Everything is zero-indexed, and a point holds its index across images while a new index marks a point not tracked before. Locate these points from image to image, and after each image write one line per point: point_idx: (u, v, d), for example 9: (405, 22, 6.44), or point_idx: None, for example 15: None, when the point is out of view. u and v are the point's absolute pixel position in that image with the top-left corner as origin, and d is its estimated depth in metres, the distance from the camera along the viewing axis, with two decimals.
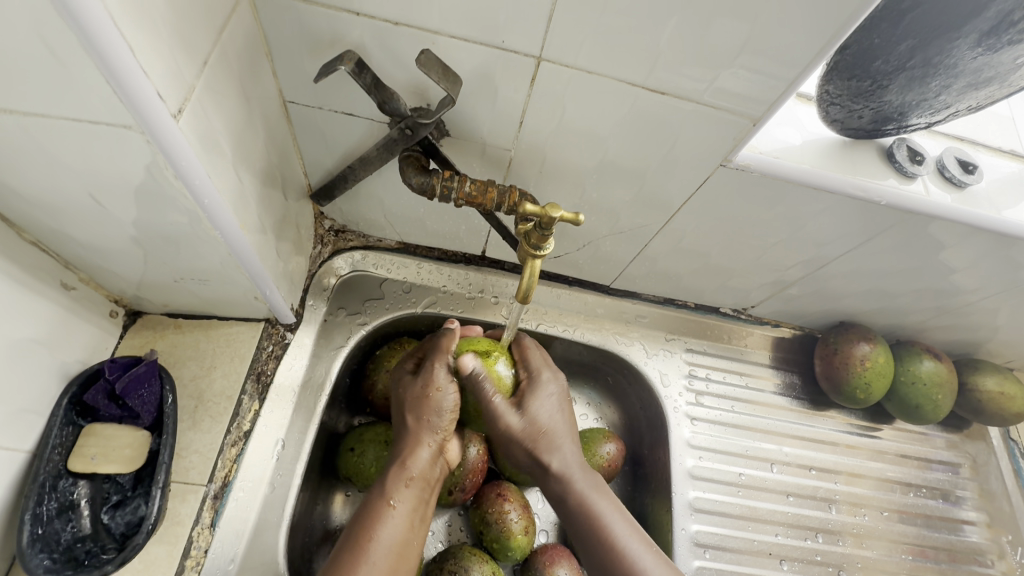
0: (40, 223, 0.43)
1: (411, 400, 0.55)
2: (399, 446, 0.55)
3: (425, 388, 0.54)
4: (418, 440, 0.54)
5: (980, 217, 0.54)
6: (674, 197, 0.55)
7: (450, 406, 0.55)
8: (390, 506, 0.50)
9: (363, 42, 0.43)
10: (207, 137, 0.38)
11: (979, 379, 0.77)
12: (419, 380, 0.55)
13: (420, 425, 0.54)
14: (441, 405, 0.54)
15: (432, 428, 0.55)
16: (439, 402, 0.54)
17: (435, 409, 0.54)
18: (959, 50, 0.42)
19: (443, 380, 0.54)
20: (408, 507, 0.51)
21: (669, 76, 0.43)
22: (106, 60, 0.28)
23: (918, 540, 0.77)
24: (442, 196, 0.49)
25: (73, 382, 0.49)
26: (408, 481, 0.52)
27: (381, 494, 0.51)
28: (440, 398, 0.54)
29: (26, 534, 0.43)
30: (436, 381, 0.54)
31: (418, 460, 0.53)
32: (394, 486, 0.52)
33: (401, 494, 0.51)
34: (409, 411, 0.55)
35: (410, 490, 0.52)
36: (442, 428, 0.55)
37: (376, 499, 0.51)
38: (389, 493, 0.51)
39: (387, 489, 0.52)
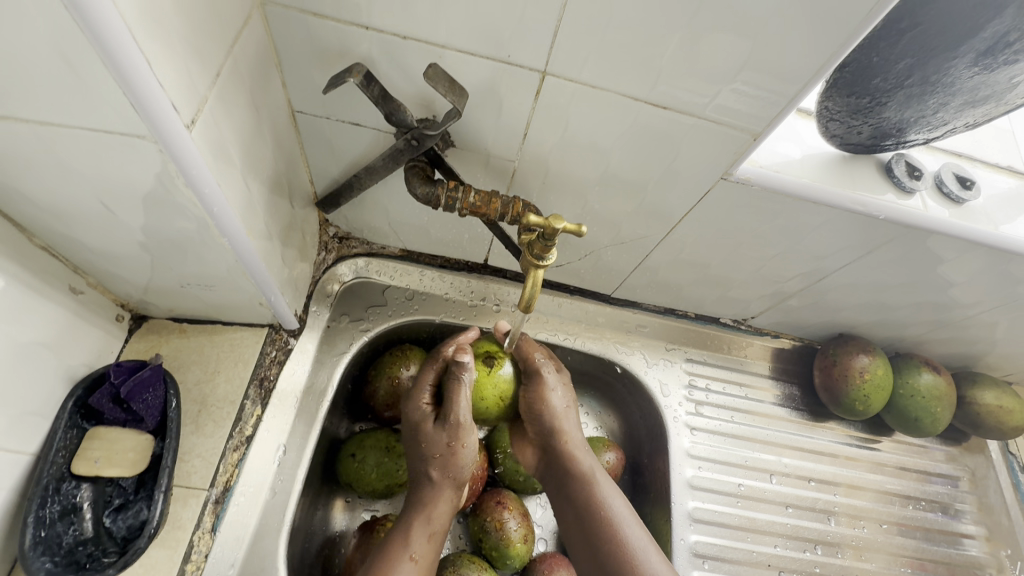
0: (50, 228, 0.43)
1: (433, 453, 0.56)
2: (416, 491, 0.58)
3: (448, 445, 0.56)
4: (438, 495, 0.57)
5: (978, 232, 0.54)
6: (675, 209, 0.56)
7: (471, 461, 0.58)
8: (411, 559, 0.53)
9: (371, 55, 0.44)
10: (217, 147, 0.38)
11: (978, 392, 0.77)
12: (443, 435, 0.56)
13: (442, 481, 0.57)
14: (463, 459, 0.57)
15: (452, 481, 0.58)
16: (461, 458, 0.57)
17: (456, 467, 0.57)
18: (957, 69, 0.43)
19: (468, 436, 0.57)
20: (426, 559, 0.55)
21: (671, 91, 0.44)
22: (123, 73, 0.29)
23: (917, 553, 0.77)
24: (446, 206, 0.50)
25: (78, 386, 0.50)
26: (429, 534, 0.56)
27: (402, 546, 0.54)
28: (461, 453, 0.57)
29: (28, 537, 0.44)
30: (460, 439, 0.57)
31: (437, 513, 0.57)
32: (414, 537, 0.55)
33: (420, 546, 0.55)
34: (430, 466, 0.57)
35: (429, 544, 0.55)
36: (460, 481, 0.58)
37: (396, 549, 0.54)
38: (410, 546, 0.54)
39: (407, 538, 0.55)
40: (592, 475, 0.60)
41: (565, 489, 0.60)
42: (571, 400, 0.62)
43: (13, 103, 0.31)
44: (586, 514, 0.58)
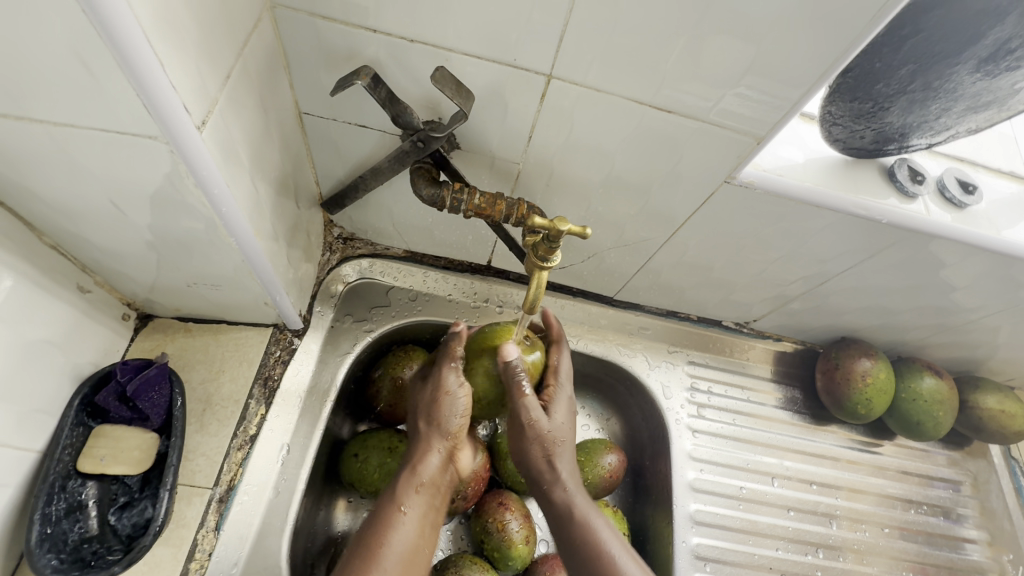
0: (59, 227, 0.44)
1: (421, 403, 0.56)
2: (411, 451, 0.57)
3: (436, 394, 0.55)
4: (428, 446, 0.55)
5: (979, 237, 0.55)
6: (678, 212, 0.56)
7: (459, 411, 0.55)
8: (401, 512, 0.52)
9: (379, 57, 0.44)
10: (227, 148, 0.39)
11: (980, 397, 0.77)
12: (429, 386, 0.56)
13: (430, 430, 0.55)
14: (451, 411, 0.55)
15: (442, 431, 0.55)
16: (448, 406, 0.54)
17: (443, 414, 0.54)
18: (959, 75, 0.44)
19: (451, 385, 0.54)
20: (418, 513, 0.53)
21: (676, 95, 0.44)
22: (136, 74, 0.29)
23: (918, 557, 0.77)
24: (451, 208, 0.50)
25: (84, 384, 0.50)
26: (418, 487, 0.54)
27: (393, 501, 0.53)
28: (450, 407, 0.54)
29: (35, 533, 0.44)
30: (443, 385, 0.55)
31: (427, 466, 0.55)
32: (404, 492, 0.53)
33: (411, 501, 0.53)
34: (421, 416, 0.56)
35: (420, 496, 0.53)
36: (450, 434, 0.55)
37: (387, 507, 0.52)
38: (400, 500, 0.53)
39: (398, 495, 0.53)
40: (582, 512, 0.56)
41: (558, 526, 0.56)
42: (564, 426, 0.58)
43: (27, 103, 0.31)
44: (580, 549, 0.54)
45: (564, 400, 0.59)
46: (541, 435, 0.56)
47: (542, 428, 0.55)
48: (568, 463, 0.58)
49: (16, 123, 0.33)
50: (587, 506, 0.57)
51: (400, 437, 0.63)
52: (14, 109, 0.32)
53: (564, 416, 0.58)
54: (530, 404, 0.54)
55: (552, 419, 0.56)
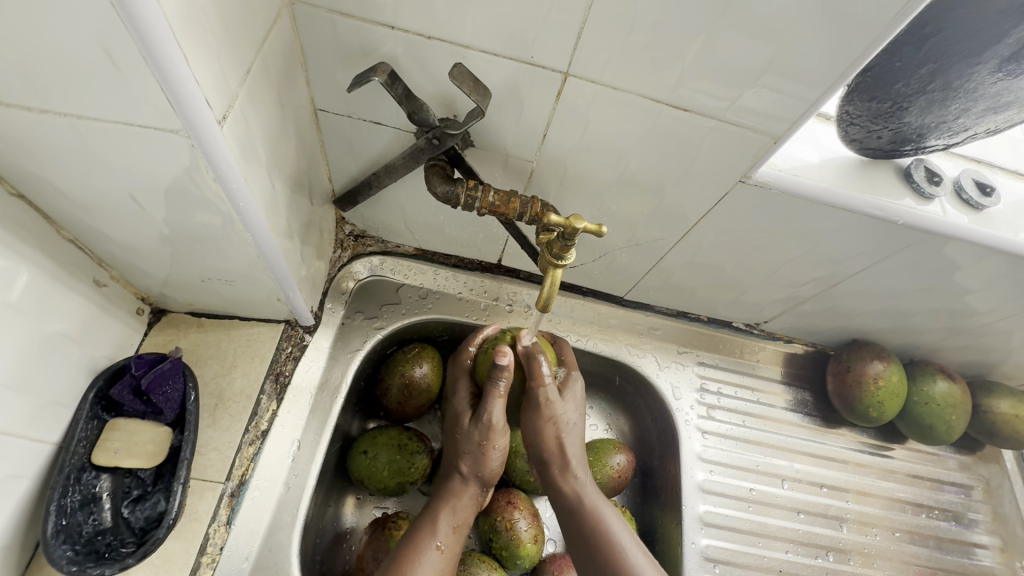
0: (78, 220, 0.44)
1: (466, 449, 0.59)
2: (443, 489, 0.60)
3: (482, 443, 0.59)
4: (466, 489, 0.59)
5: (996, 239, 0.54)
6: (692, 211, 0.56)
7: (500, 463, 0.61)
8: (435, 548, 0.54)
9: (396, 54, 0.44)
10: (245, 143, 0.39)
11: (993, 401, 0.76)
12: (477, 433, 0.59)
13: (470, 477, 0.59)
14: (494, 456, 0.60)
15: (479, 478, 0.60)
16: (492, 456, 0.59)
17: (486, 465, 0.59)
18: (980, 75, 0.43)
19: (498, 436, 0.59)
20: (450, 551, 0.56)
21: (693, 94, 0.44)
22: (161, 68, 0.30)
23: (929, 562, 0.76)
24: (465, 204, 0.50)
25: (99, 377, 0.50)
26: (453, 526, 0.57)
27: (429, 535, 0.55)
28: (494, 453, 0.60)
29: (51, 525, 0.44)
30: (490, 437, 0.59)
31: (463, 506, 0.59)
32: (441, 527, 0.56)
33: (446, 537, 0.56)
34: (460, 460, 0.59)
35: (453, 535, 0.57)
36: (487, 480, 0.60)
37: (423, 540, 0.55)
38: (436, 535, 0.55)
39: (434, 530, 0.56)
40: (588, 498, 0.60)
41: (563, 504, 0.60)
42: (574, 414, 0.61)
43: (52, 97, 0.32)
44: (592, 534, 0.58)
45: (577, 393, 0.63)
46: (553, 417, 0.60)
47: (558, 411, 0.60)
48: (578, 446, 0.61)
49: (40, 116, 0.33)
50: (594, 495, 0.60)
51: (410, 435, 0.64)
52: (40, 102, 0.32)
53: (579, 411, 0.62)
54: (549, 386, 0.60)
55: (565, 403, 0.61)
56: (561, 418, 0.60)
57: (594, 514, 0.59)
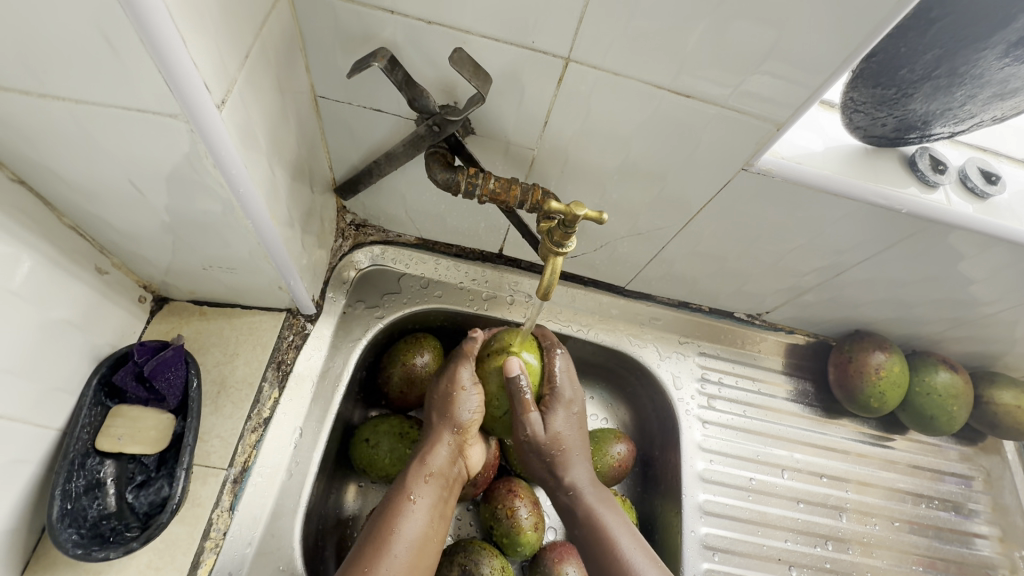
0: (79, 207, 0.44)
1: (435, 399, 0.59)
2: (423, 444, 0.60)
3: (447, 393, 0.59)
4: (438, 439, 0.58)
5: (1001, 228, 0.54)
6: (694, 199, 0.56)
7: (474, 408, 0.59)
8: (410, 501, 0.54)
9: (395, 39, 0.44)
10: (245, 128, 0.39)
11: (996, 392, 0.76)
12: (442, 381, 0.60)
13: (441, 423, 0.58)
14: (462, 404, 0.59)
15: (451, 424, 0.58)
16: (460, 401, 0.59)
17: (457, 409, 0.58)
18: (986, 61, 0.43)
19: (467, 383, 0.59)
20: (426, 503, 0.55)
21: (695, 80, 0.44)
22: (158, 51, 0.29)
23: (929, 551, 0.76)
24: (466, 192, 0.50)
25: (103, 363, 0.51)
26: (428, 477, 0.56)
27: (403, 488, 0.55)
28: (460, 402, 0.59)
29: (57, 509, 0.45)
30: (459, 380, 0.59)
31: (437, 458, 0.58)
32: (414, 479, 0.56)
33: (420, 488, 0.55)
34: (433, 408, 0.59)
35: (427, 486, 0.56)
36: (461, 427, 0.59)
37: (398, 493, 0.55)
38: (410, 488, 0.55)
39: (408, 483, 0.56)
40: (583, 512, 0.60)
41: (563, 518, 0.62)
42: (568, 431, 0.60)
43: (50, 80, 0.32)
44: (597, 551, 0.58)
45: (565, 411, 0.60)
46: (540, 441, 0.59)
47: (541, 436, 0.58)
48: (571, 461, 0.61)
49: (40, 101, 0.33)
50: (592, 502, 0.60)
51: (411, 423, 0.64)
52: (38, 85, 0.32)
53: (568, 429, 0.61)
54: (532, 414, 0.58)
55: (551, 426, 0.59)
56: (548, 440, 0.59)
57: (586, 529, 0.60)
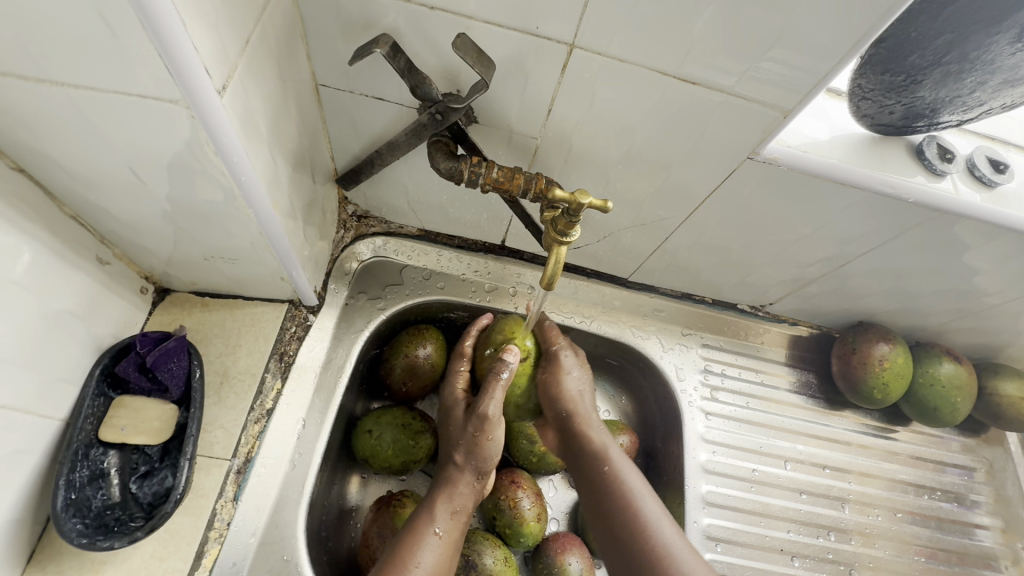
0: (80, 196, 0.44)
1: (460, 439, 0.59)
2: (440, 478, 0.59)
3: (477, 432, 0.58)
4: (462, 478, 0.58)
5: (1008, 217, 0.53)
6: (699, 188, 0.55)
7: (496, 454, 0.59)
8: (434, 534, 0.54)
9: (397, 26, 0.43)
10: (246, 115, 0.38)
11: (999, 383, 0.76)
12: (470, 426, 0.58)
13: (466, 464, 0.58)
14: (492, 444, 0.58)
15: (476, 466, 0.58)
16: (489, 449, 0.58)
17: (483, 455, 0.58)
18: (997, 46, 0.42)
19: (495, 430, 0.58)
20: (449, 537, 0.54)
21: (701, 68, 0.43)
22: (159, 34, 0.29)
23: (930, 542, 0.76)
24: (469, 181, 0.49)
25: (105, 354, 0.50)
26: (452, 512, 0.56)
27: (427, 521, 0.54)
28: (490, 443, 0.58)
29: (61, 498, 0.45)
30: (484, 430, 0.58)
31: (460, 494, 0.57)
32: (438, 513, 0.55)
33: (445, 524, 0.55)
34: (457, 450, 0.58)
35: (452, 521, 0.56)
36: (485, 471, 0.59)
37: (420, 525, 0.54)
38: (434, 522, 0.55)
39: (432, 516, 0.55)
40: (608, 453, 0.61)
41: (584, 459, 0.62)
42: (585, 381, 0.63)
43: (49, 65, 0.31)
44: (618, 501, 0.58)
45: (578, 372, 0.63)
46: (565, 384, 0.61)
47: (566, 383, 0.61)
48: (592, 408, 0.63)
49: (40, 87, 0.33)
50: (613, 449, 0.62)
51: (413, 415, 0.64)
52: (37, 70, 0.32)
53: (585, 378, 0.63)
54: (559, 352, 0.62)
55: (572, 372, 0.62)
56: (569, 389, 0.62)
57: (613, 471, 0.60)
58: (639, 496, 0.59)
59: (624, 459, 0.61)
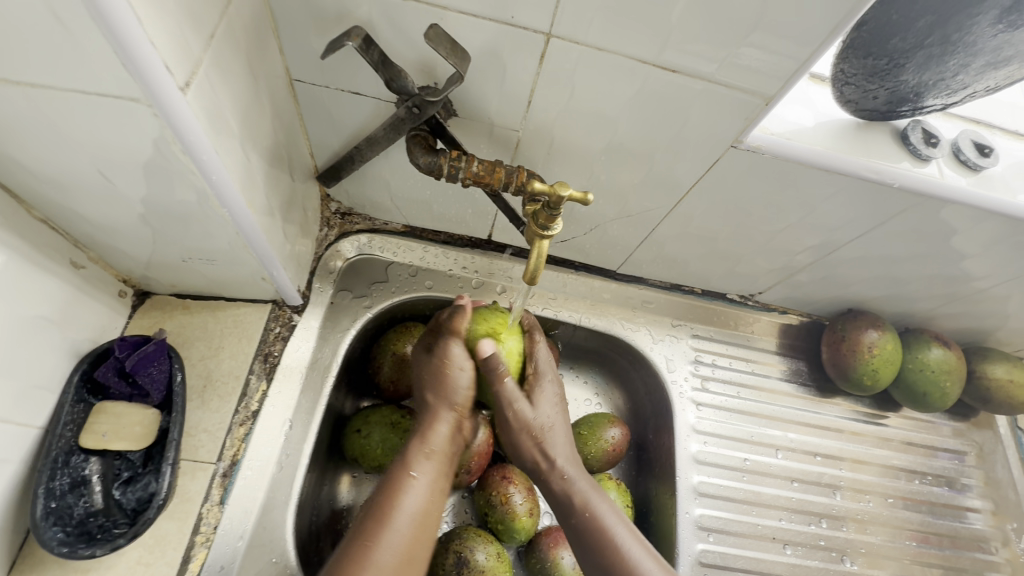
0: (49, 199, 0.43)
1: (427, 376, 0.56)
2: (418, 421, 0.56)
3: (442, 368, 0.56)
4: (437, 418, 0.55)
5: (994, 201, 0.53)
6: (684, 179, 0.55)
7: (467, 384, 0.56)
8: (411, 477, 0.51)
9: (371, 18, 0.42)
10: (214, 112, 0.37)
11: (988, 367, 0.76)
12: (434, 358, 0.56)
13: (439, 402, 0.56)
14: (460, 378, 0.56)
15: (449, 403, 0.56)
16: (456, 380, 0.56)
17: (451, 386, 0.56)
18: (980, 27, 0.42)
19: (457, 362, 0.56)
20: (428, 480, 0.52)
21: (680, 56, 0.42)
22: (111, 29, 0.28)
23: (922, 526, 0.77)
24: (449, 176, 0.48)
25: (83, 360, 0.50)
26: (430, 454, 0.53)
27: (403, 465, 0.52)
28: (457, 376, 0.56)
29: (40, 507, 0.44)
30: (449, 358, 0.56)
31: (437, 432, 0.55)
32: (414, 457, 0.53)
33: (422, 466, 0.52)
34: (426, 388, 0.57)
35: (430, 464, 0.53)
36: (458, 404, 0.56)
37: (397, 470, 0.52)
38: (410, 465, 0.52)
39: (408, 461, 0.52)
40: (581, 497, 0.56)
41: (558, 509, 0.57)
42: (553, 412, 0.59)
43: (4, 63, 0.30)
44: (597, 549, 0.54)
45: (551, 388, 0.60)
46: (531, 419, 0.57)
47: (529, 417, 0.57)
48: (563, 445, 0.58)
49: None
50: (588, 491, 0.57)
51: (403, 413, 0.63)
52: None
53: (556, 415, 0.59)
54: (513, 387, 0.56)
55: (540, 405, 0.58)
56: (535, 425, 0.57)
57: (586, 514, 0.55)
58: (620, 540, 0.54)
59: (597, 498, 0.56)
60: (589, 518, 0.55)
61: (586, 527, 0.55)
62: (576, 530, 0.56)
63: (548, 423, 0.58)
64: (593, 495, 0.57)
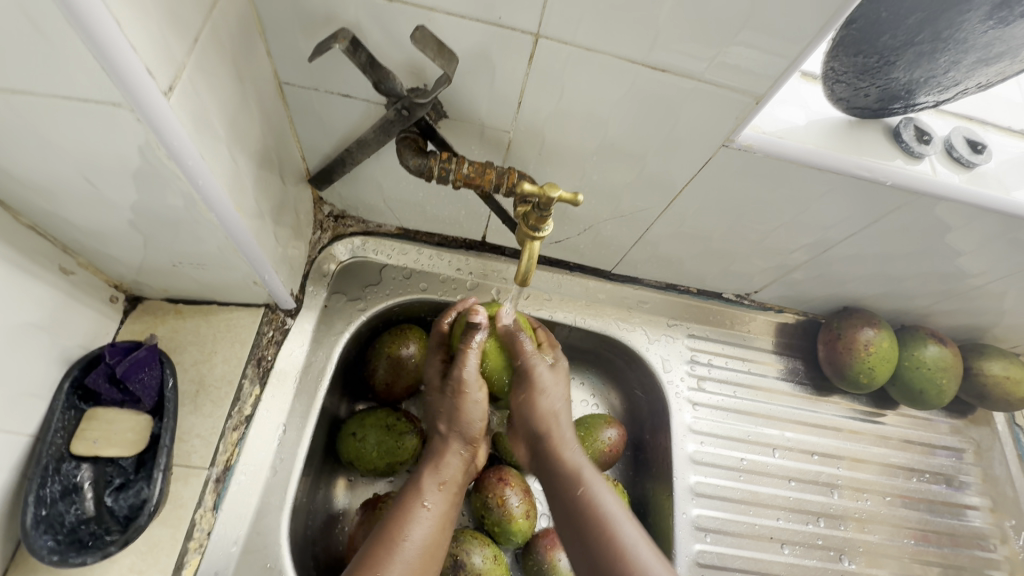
0: (36, 206, 0.43)
1: (441, 409, 0.58)
2: (430, 453, 0.58)
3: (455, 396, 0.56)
4: (449, 448, 0.58)
5: (987, 198, 0.53)
6: (676, 178, 0.55)
7: (479, 417, 0.57)
8: (423, 508, 0.53)
9: (358, 20, 0.42)
10: (199, 116, 0.37)
11: (985, 363, 0.76)
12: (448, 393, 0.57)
13: (451, 433, 0.58)
14: (474, 413, 0.57)
15: (461, 435, 0.58)
16: (469, 412, 0.57)
17: (465, 421, 0.57)
18: (969, 24, 0.42)
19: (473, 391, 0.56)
20: (440, 510, 0.54)
21: (669, 55, 0.42)
22: (90, 34, 0.28)
23: (920, 524, 0.76)
24: (439, 177, 0.48)
25: (74, 366, 0.50)
26: (441, 484, 0.55)
27: (415, 496, 0.54)
28: (470, 407, 0.57)
29: (29, 516, 0.44)
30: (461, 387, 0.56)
31: (448, 466, 0.57)
32: (427, 488, 0.55)
33: (433, 497, 0.54)
34: (441, 420, 0.58)
35: (441, 495, 0.55)
36: (471, 437, 0.58)
37: (409, 500, 0.53)
38: (422, 496, 0.54)
39: (421, 491, 0.54)
40: (583, 473, 0.56)
41: (557, 484, 0.57)
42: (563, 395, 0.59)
43: None
44: (591, 527, 0.53)
45: (556, 374, 0.59)
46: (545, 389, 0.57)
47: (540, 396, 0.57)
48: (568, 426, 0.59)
49: None
50: (588, 469, 0.57)
51: (398, 416, 0.63)
52: None
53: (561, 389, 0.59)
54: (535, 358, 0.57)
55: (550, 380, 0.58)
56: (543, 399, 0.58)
57: (585, 490, 0.55)
58: (615, 520, 0.53)
59: (597, 478, 0.56)
60: (583, 494, 0.55)
61: (584, 502, 0.55)
62: (573, 505, 0.55)
63: (556, 402, 0.58)
64: (593, 475, 0.57)
